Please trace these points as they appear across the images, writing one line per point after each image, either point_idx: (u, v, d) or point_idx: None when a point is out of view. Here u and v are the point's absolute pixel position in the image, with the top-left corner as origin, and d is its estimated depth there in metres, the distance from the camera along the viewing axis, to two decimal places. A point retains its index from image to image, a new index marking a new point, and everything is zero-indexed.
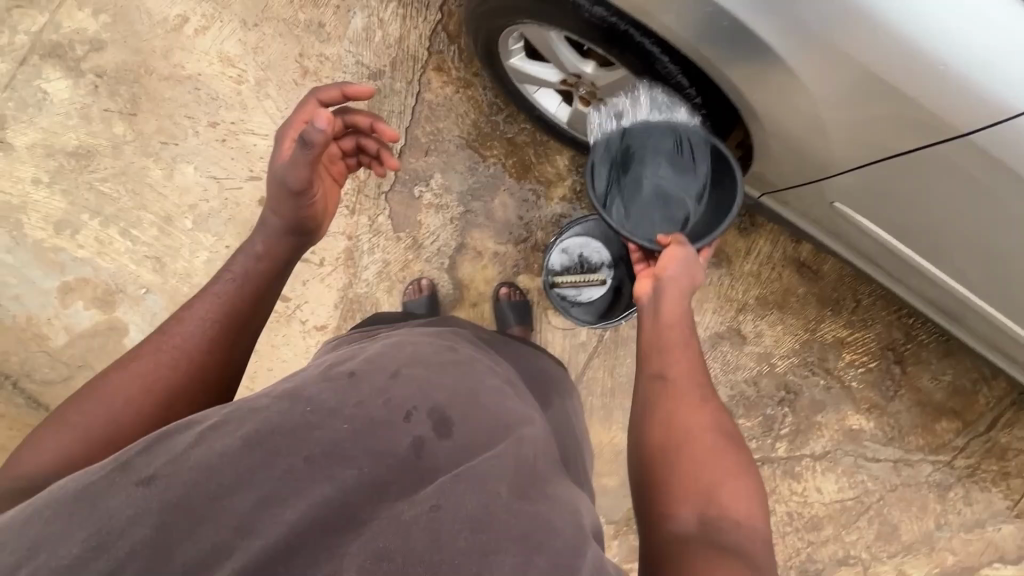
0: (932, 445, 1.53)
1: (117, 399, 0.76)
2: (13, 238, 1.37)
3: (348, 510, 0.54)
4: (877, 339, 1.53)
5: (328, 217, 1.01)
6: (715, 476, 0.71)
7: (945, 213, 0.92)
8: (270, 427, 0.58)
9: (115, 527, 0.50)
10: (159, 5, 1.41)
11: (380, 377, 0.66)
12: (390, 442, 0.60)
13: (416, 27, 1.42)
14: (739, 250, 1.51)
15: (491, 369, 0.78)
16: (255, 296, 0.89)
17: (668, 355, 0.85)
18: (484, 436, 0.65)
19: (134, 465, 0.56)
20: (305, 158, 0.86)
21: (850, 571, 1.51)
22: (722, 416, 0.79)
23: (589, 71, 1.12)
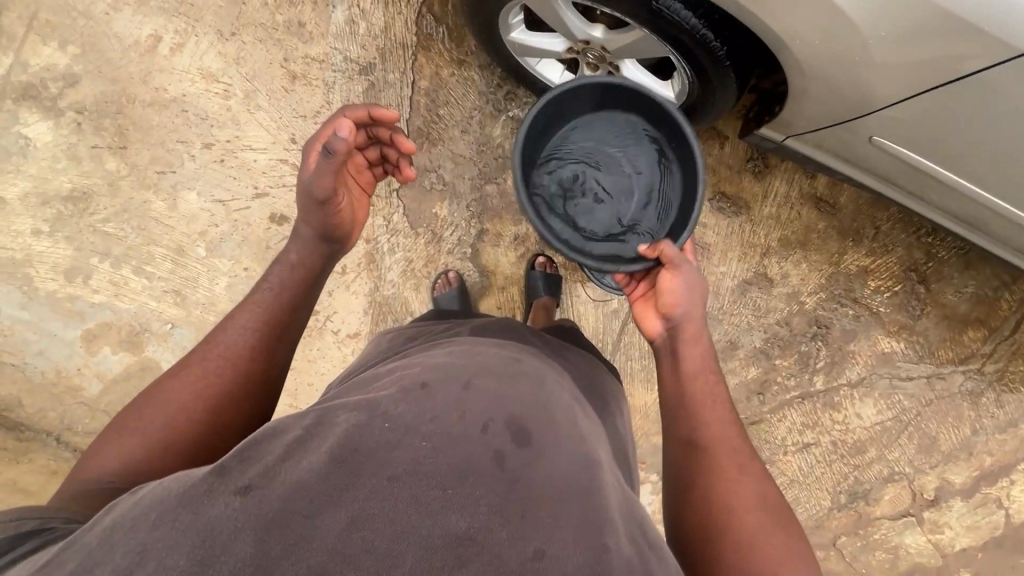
0: (961, 356, 1.57)
1: (170, 407, 0.74)
2: (25, 293, 1.33)
3: (440, 535, 0.49)
4: (899, 262, 1.55)
5: (357, 228, 0.94)
6: (774, 560, 0.69)
7: (974, 119, 0.94)
8: (352, 444, 0.54)
9: (218, 541, 0.47)
10: (127, 26, 1.33)
11: (452, 388, 0.62)
12: (469, 455, 0.55)
13: (400, 12, 1.36)
14: (756, 195, 1.51)
15: (559, 382, 0.74)
16: (293, 303, 0.85)
17: (697, 419, 0.84)
18: (566, 451, 0.60)
19: (230, 472, 0.52)
20: (326, 166, 0.82)
21: (897, 487, 1.58)
22: (765, 484, 0.79)
23: (598, 36, 1.08)
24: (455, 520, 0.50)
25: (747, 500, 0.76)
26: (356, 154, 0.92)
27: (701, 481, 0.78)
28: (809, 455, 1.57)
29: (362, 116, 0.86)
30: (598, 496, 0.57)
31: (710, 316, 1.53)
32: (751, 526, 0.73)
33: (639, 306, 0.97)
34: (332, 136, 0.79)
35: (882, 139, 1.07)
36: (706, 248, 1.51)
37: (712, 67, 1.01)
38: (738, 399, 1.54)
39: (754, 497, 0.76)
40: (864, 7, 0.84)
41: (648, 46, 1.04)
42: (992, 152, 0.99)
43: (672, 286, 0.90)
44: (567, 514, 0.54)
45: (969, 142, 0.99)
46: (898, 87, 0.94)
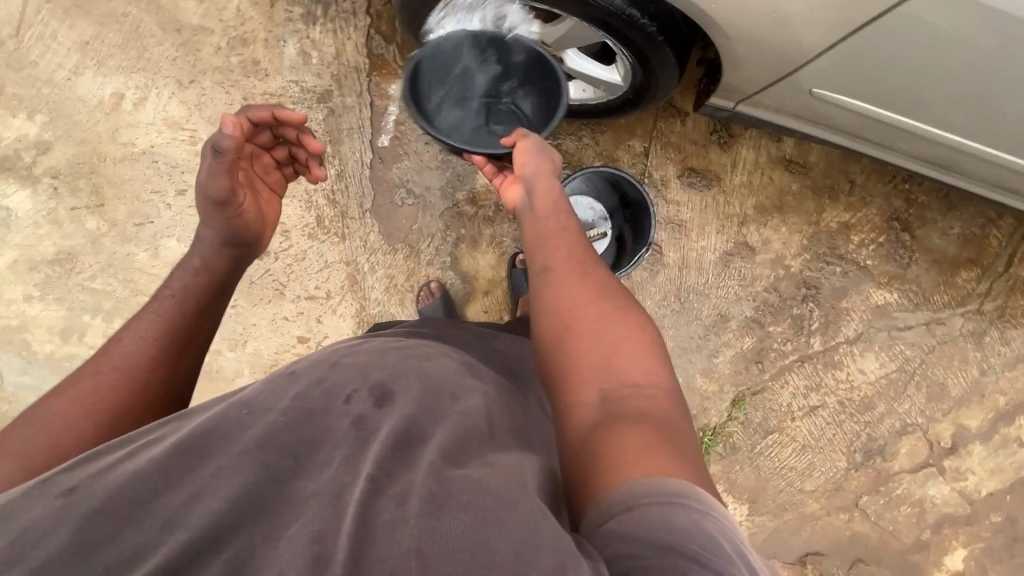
0: (958, 298, 1.55)
1: (57, 424, 0.71)
2: (24, 357, 1.37)
3: (285, 498, 0.49)
4: (880, 213, 1.54)
5: (269, 230, 0.98)
6: (607, 351, 0.64)
7: (925, 64, 0.96)
8: (201, 432, 0.54)
9: (31, 537, 0.45)
10: (90, 89, 1.37)
11: (318, 371, 0.63)
12: (326, 423, 0.56)
13: (349, 37, 1.40)
14: (725, 165, 1.51)
15: (447, 355, 0.74)
16: (199, 309, 0.87)
17: (546, 246, 0.79)
18: (429, 403, 0.60)
19: (57, 479, 0.51)
20: (219, 164, 0.86)
21: (913, 438, 1.55)
22: (608, 282, 0.73)
23: (536, 31, 1.11)
24: (302, 483, 0.50)
25: (585, 297, 0.70)
26: (262, 154, 0.97)
27: (546, 297, 0.72)
28: (818, 418, 1.55)
29: (266, 117, 0.90)
30: (465, 437, 0.56)
31: (696, 292, 1.52)
32: (584, 319, 0.67)
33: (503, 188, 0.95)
34: (219, 134, 0.84)
35: (830, 94, 1.08)
36: (682, 225, 1.52)
37: (648, 46, 1.02)
38: (736, 370, 1.53)
39: (595, 292, 0.71)
40: None
41: (581, 33, 1.07)
42: (922, 90, 1.02)
43: (524, 162, 0.89)
44: (416, 450, 0.53)
45: (902, 83, 1.01)
46: (835, 44, 0.97)
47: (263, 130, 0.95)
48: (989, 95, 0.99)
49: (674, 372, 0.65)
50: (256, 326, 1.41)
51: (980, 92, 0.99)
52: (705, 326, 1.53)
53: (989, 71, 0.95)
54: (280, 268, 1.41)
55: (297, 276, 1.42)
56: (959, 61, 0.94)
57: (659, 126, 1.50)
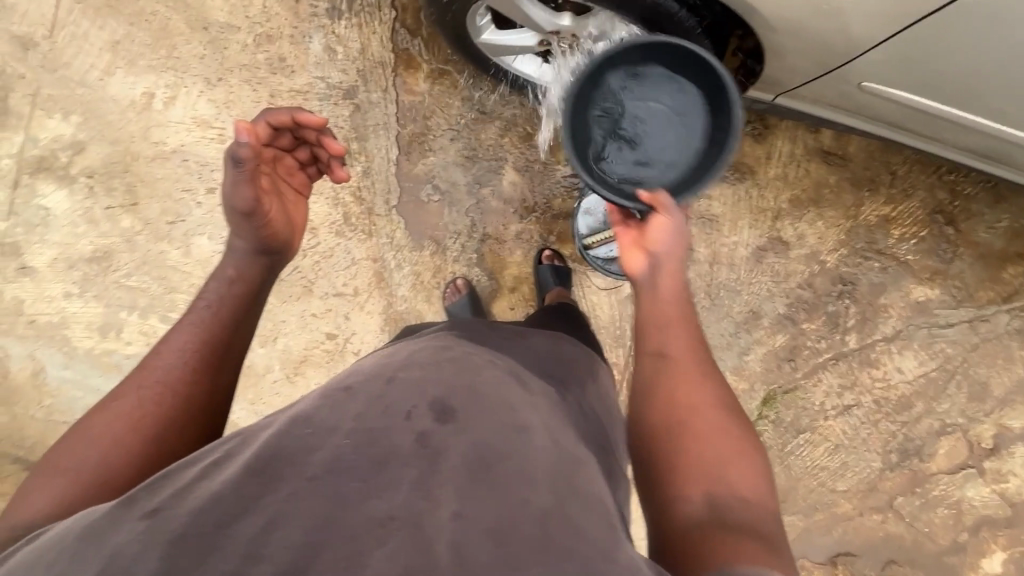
0: (1004, 295, 1.49)
1: (106, 440, 0.74)
2: (65, 353, 1.41)
3: (361, 521, 0.50)
4: (923, 206, 1.48)
5: (298, 232, 0.96)
6: (723, 458, 0.69)
7: (984, 58, 0.92)
8: (270, 453, 0.56)
9: (120, 563, 0.46)
10: (122, 88, 1.38)
11: (375, 387, 0.64)
12: (390, 442, 0.57)
13: (374, 32, 1.38)
14: (759, 158, 1.46)
15: (493, 364, 0.74)
16: (234, 318, 0.87)
17: (666, 331, 0.82)
18: (490, 424, 0.61)
19: (138, 501, 0.54)
20: (240, 172, 0.85)
21: (952, 439, 1.50)
22: (722, 389, 0.77)
23: (567, 24, 1.08)
24: (377, 504, 0.51)
25: (704, 400, 0.75)
26: (285, 156, 0.94)
27: (661, 386, 0.77)
28: (852, 417, 1.51)
29: (286, 121, 0.88)
30: (533, 464, 0.58)
31: (727, 288, 1.49)
32: (704, 424, 0.72)
33: (623, 250, 0.92)
34: (235, 143, 0.83)
35: (881, 88, 1.03)
36: (714, 219, 1.48)
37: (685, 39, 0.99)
38: (768, 368, 1.50)
39: (713, 399, 0.75)
40: None
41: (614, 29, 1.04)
42: (975, 78, 0.96)
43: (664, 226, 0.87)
44: (488, 481, 0.54)
45: (959, 78, 0.97)
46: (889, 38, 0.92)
47: (284, 132, 0.91)
48: None
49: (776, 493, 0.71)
50: (285, 322, 1.43)
51: None
52: (736, 323, 1.49)
53: None
54: (308, 265, 1.42)
55: (324, 273, 1.42)
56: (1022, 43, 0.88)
57: None
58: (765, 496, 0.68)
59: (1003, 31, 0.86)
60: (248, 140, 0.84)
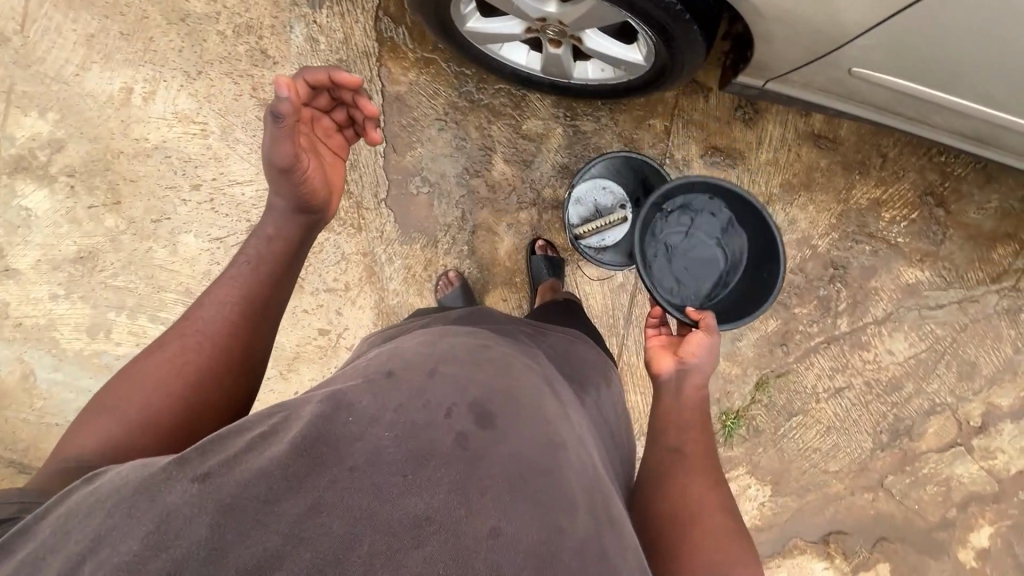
0: (993, 275, 1.50)
1: (149, 383, 0.74)
2: (54, 355, 1.39)
3: (399, 517, 0.49)
4: (914, 187, 1.48)
5: (337, 193, 0.91)
6: (727, 562, 0.71)
7: (972, 54, 0.92)
8: (315, 433, 0.53)
9: (172, 526, 0.47)
10: (98, 84, 1.35)
11: (417, 378, 0.62)
12: (430, 437, 0.55)
13: (357, 21, 1.35)
14: (750, 143, 1.45)
15: (529, 367, 0.73)
16: (273, 277, 0.84)
17: (684, 433, 0.90)
18: (530, 433, 0.60)
19: (191, 461, 0.52)
20: (277, 129, 0.77)
21: (942, 418, 1.52)
22: (730, 501, 0.81)
23: (553, 10, 1.05)
24: (415, 501, 0.50)
25: (714, 507, 0.79)
26: (323, 117, 0.89)
27: (675, 476, 0.82)
28: (843, 399, 1.53)
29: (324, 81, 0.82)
30: (568, 485, 0.58)
31: None
32: (713, 529, 0.75)
33: (654, 348, 1.04)
34: (275, 98, 0.75)
35: (874, 74, 1.02)
36: None
37: (675, 24, 0.97)
38: (760, 353, 1.51)
39: (720, 508, 0.79)
40: None
41: (603, 13, 1.01)
42: (961, 72, 0.97)
43: (701, 343, 0.98)
44: (526, 493, 0.54)
45: (950, 67, 0.97)
46: (880, 30, 0.92)
47: (321, 92, 0.86)
48: None
49: None
50: None
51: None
52: None
53: None
54: None
55: (314, 269, 1.41)
56: (1017, 40, 0.89)
57: (681, 104, 1.43)
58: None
59: (1006, 28, 0.87)
60: (294, 100, 0.76)
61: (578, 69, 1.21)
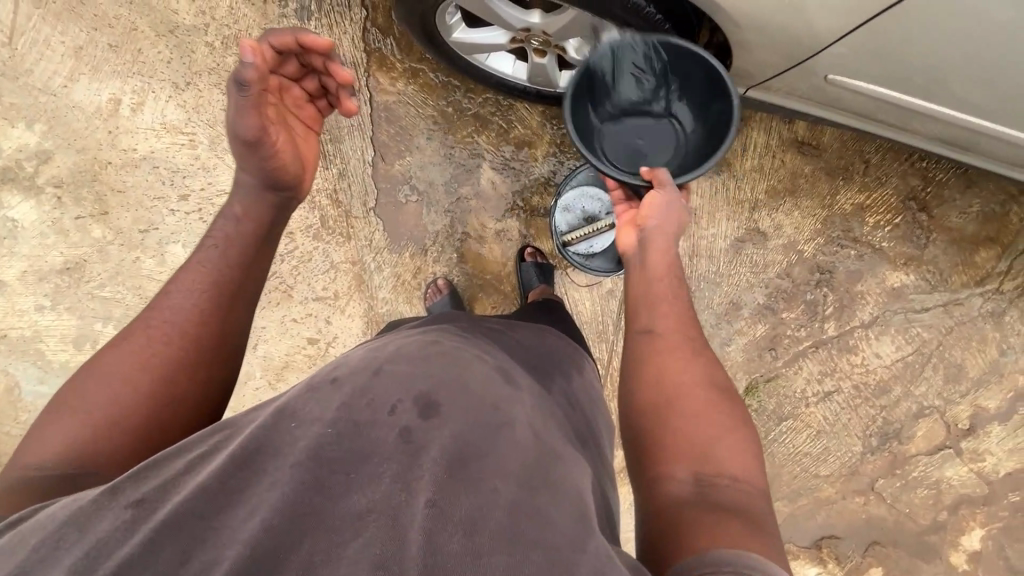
0: (977, 279, 1.51)
1: (114, 380, 0.74)
2: (39, 367, 1.38)
3: (341, 515, 0.50)
4: (896, 193, 1.50)
5: (310, 167, 0.91)
6: (711, 433, 0.71)
7: (946, 65, 0.96)
8: (255, 445, 0.54)
9: (105, 547, 0.47)
10: (87, 95, 1.35)
11: (360, 378, 0.61)
12: (372, 436, 0.55)
13: (345, 32, 1.36)
14: (735, 149, 1.47)
15: (483, 358, 0.72)
16: (244, 260, 0.83)
17: (655, 313, 0.86)
18: (476, 418, 0.59)
19: (124, 489, 0.53)
20: (240, 96, 0.78)
21: (930, 421, 1.53)
22: (714, 369, 0.80)
23: (537, 21, 1.07)
24: (352, 501, 0.51)
25: (694, 379, 0.78)
26: (293, 86, 0.88)
27: (655, 361, 0.80)
28: (833, 403, 1.54)
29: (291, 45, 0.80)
30: (510, 458, 0.57)
31: (707, 280, 1.50)
32: (695, 404, 0.74)
33: (622, 225, 1.02)
34: (239, 65, 0.76)
35: (846, 79, 1.04)
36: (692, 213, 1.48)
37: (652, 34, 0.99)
38: (749, 358, 1.52)
39: (700, 379, 0.78)
40: None
41: (585, 24, 1.04)
42: (938, 83, 1.00)
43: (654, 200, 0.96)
44: (465, 474, 0.53)
45: (927, 74, 0.99)
46: (852, 38, 0.94)
47: (289, 58, 0.84)
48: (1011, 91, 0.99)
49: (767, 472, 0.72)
50: (264, 329, 1.41)
51: (990, 94, 1.01)
52: (717, 315, 1.51)
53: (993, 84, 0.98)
54: (286, 271, 1.40)
55: (303, 278, 1.41)
56: (984, 54, 0.92)
57: None
58: (759, 480, 0.69)
59: (969, 25, 0.88)
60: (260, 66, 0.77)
61: (564, 78, 1.23)
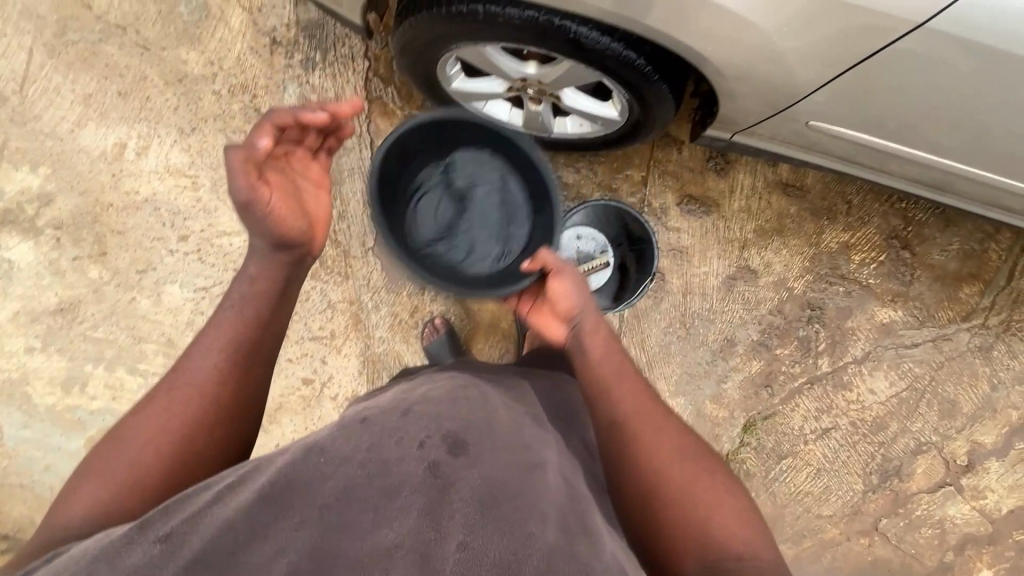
0: (962, 314, 1.55)
1: (137, 441, 0.75)
2: (27, 410, 1.36)
3: (370, 552, 0.50)
4: (879, 232, 1.55)
5: (318, 224, 0.86)
6: (706, 515, 0.73)
7: (921, 112, 1.02)
8: (285, 480, 0.55)
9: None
10: (93, 140, 1.38)
11: (390, 419, 0.63)
12: (403, 470, 0.56)
13: (348, 80, 1.41)
14: (723, 191, 1.52)
15: (509, 402, 0.74)
16: (259, 319, 0.82)
17: (613, 396, 0.82)
18: (503, 457, 0.60)
19: (152, 523, 0.54)
20: (235, 161, 0.75)
21: (928, 458, 1.53)
22: (684, 436, 0.81)
23: (533, 72, 1.12)
24: (384, 533, 0.51)
25: (671, 456, 0.77)
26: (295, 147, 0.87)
27: (632, 451, 0.77)
28: (831, 440, 1.53)
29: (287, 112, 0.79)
30: (540, 499, 0.57)
31: (701, 317, 1.52)
32: (681, 484, 0.75)
33: (543, 315, 0.97)
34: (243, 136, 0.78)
35: (831, 127, 1.11)
36: (684, 251, 1.51)
37: (645, 84, 1.05)
38: (746, 395, 1.52)
39: (678, 455, 0.78)
40: (774, 20, 0.89)
41: (578, 74, 1.09)
42: (912, 128, 1.06)
43: (563, 290, 0.90)
44: (497, 515, 0.53)
45: (902, 119, 1.05)
46: (834, 85, 1.00)
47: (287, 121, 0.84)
48: (983, 138, 1.05)
49: (764, 526, 0.76)
50: None
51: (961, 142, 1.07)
52: (712, 351, 1.52)
53: (959, 132, 1.05)
54: None
55: (300, 317, 1.41)
56: (956, 102, 0.98)
57: (656, 155, 1.50)
58: (761, 544, 0.72)
59: (939, 78, 0.94)
60: (263, 138, 0.78)
61: (558, 124, 1.28)
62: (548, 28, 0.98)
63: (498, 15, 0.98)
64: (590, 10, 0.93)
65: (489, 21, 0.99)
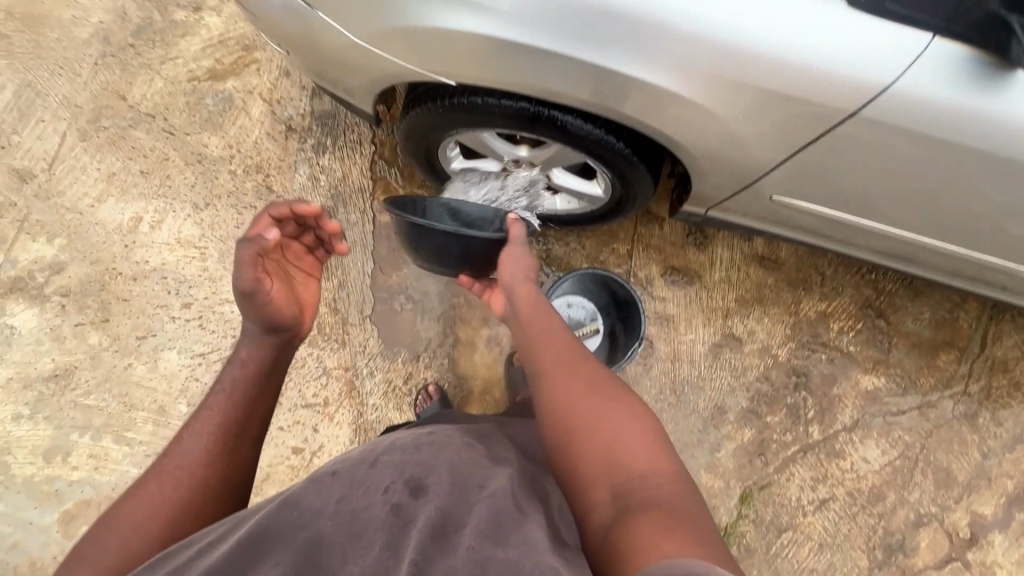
0: (942, 381, 1.59)
1: (123, 527, 0.73)
2: (4, 481, 1.33)
3: None
4: (853, 301, 1.62)
5: (307, 309, 0.95)
6: (612, 441, 0.72)
7: (877, 188, 1.12)
8: (261, 529, 0.57)
9: None
10: (110, 214, 1.47)
11: (359, 469, 0.65)
12: (368, 515, 0.59)
13: (355, 162, 1.54)
14: (704, 263, 1.61)
15: (473, 443, 0.75)
16: (248, 399, 0.85)
17: (537, 352, 0.88)
18: (461, 492, 0.62)
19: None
20: (245, 257, 0.85)
21: (930, 530, 1.51)
22: (599, 374, 0.82)
23: (524, 155, 1.25)
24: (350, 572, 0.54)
25: (580, 392, 0.78)
26: (293, 242, 0.98)
27: (546, 393, 0.81)
28: (829, 512, 1.51)
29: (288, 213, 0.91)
30: (482, 515, 0.58)
31: (691, 383, 1.55)
32: (588, 413, 0.75)
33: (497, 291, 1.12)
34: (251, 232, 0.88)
35: (792, 201, 1.22)
36: (670, 319, 1.58)
37: (625, 164, 1.17)
38: (740, 463, 1.52)
39: (587, 388, 0.79)
40: (731, 111, 1.01)
41: (565, 155, 1.21)
42: (870, 201, 1.17)
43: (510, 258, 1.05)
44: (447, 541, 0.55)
45: (860, 193, 1.15)
46: (783, 162, 1.11)
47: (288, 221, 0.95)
48: (937, 212, 1.15)
49: (679, 457, 0.72)
50: None
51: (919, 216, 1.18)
52: (703, 419, 1.54)
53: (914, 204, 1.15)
54: None
55: (295, 385, 1.42)
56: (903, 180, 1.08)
57: (639, 231, 1.60)
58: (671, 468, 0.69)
59: (886, 159, 1.04)
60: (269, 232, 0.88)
61: (548, 201, 1.39)
62: (537, 116, 1.11)
63: (492, 106, 1.11)
64: (574, 101, 1.05)
65: (484, 112, 1.13)
